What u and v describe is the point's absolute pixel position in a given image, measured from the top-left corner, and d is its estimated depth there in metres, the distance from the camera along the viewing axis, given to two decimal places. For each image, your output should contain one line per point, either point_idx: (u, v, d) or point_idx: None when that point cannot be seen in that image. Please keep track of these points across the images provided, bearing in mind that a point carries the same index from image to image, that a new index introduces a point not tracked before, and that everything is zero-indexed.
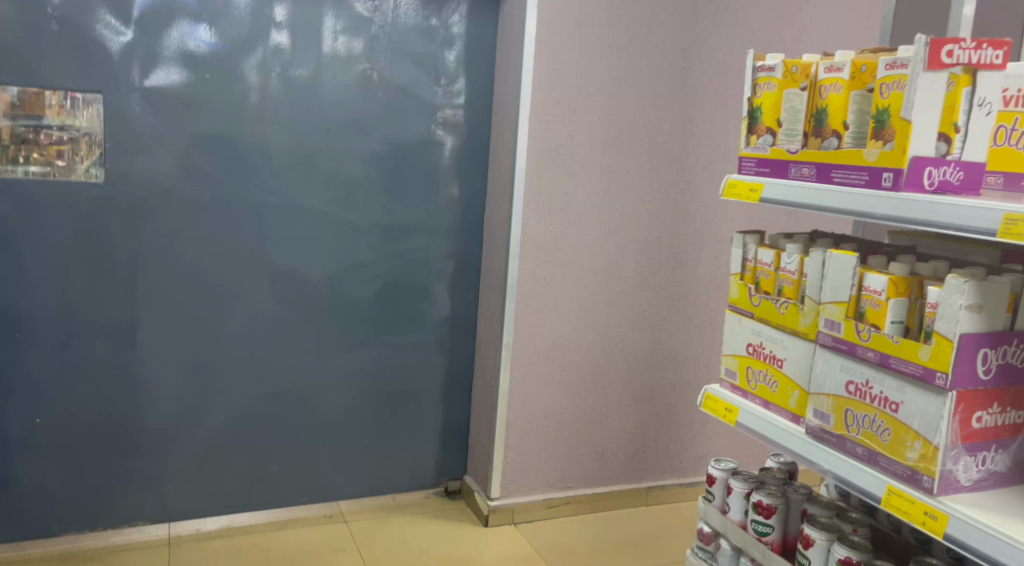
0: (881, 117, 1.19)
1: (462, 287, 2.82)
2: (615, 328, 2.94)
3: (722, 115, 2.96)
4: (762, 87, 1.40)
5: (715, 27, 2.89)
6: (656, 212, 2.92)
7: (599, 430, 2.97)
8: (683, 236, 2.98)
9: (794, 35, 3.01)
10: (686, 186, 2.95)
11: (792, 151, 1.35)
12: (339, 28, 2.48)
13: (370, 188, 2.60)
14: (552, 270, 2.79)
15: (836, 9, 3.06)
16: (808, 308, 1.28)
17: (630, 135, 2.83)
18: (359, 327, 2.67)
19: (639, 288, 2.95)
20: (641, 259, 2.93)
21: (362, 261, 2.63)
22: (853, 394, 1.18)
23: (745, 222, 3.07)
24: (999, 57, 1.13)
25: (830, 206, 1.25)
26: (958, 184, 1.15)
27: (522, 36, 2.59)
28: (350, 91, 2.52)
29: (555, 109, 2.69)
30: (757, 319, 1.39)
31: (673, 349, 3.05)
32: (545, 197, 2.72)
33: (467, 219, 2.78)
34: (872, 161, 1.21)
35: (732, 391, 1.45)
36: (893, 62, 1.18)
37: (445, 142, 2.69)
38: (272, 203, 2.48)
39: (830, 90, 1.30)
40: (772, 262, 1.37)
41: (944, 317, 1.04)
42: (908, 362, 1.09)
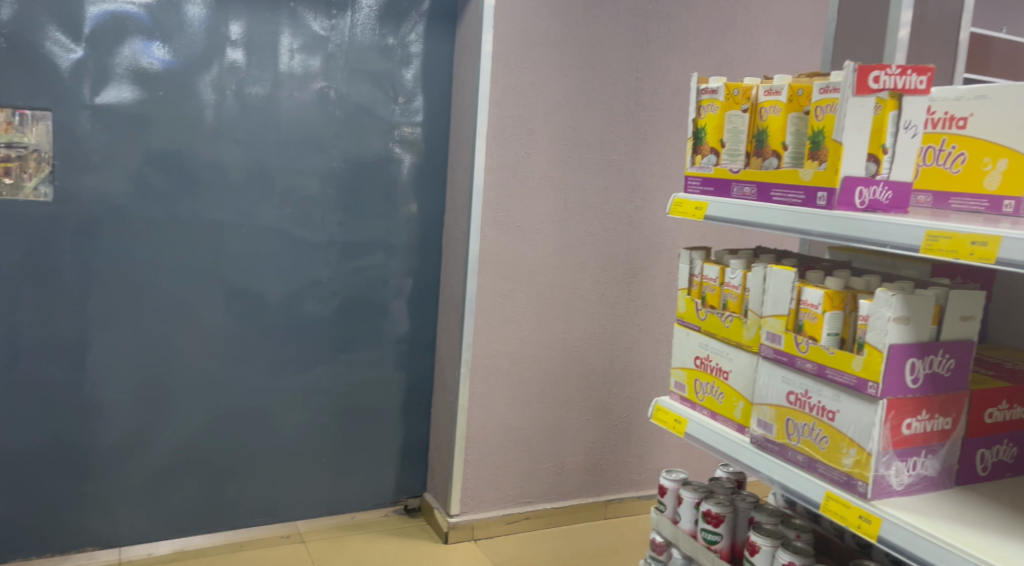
0: (816, 138, 1.24)
1: (422, 304, 2.83)
2: (572, 343, 2.98)
3: (674, 133, 3.04)
4: (706, 109, 1.45)
5: (667, 48, 2.97)
6: (612, 229, 2.98)
7: (557, 444, 3.01)
8: (638, 252, 3.04)
9: (743, 56, 3.11)
10: (641, 204, 3.02)
11: (735, 171, 1.40)
12: (296, 46, 2.50)
13: (328, 206, 2.61)
14: (510, 286, 2.83)
15: (783, 32, 3.17)
16: (751, 321, 1.33)
17: (585, 153, 2.89)
18: (317, 344, 2.67)
19: (596, 303, 3.00)
20: (597, 274, 2.99)
21: (319, 278, 2.64)
22: (793, 404, 1.23)
23: (698, 238, 3.15)
24: (922, 83, 1.19)
25: (771, 223, 1.30)
26: (888, 204, 1.21)
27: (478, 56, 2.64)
28: (307, 109, 2.53)
29: (511, 128, 2.74)
30: (704, 332, 1.43)
31: (630, 363, 3.10)
32: (502, 215, 2.77)
33: (426, 236, 2.80)
34: (808, 181, 1.26)
35: (682, 403, 1.50)
36: (826, 86, 1.24)
37: (403, 159, 2.71)
38: (228, 221, 2.47)
39: (769, 112, 1.35)
40: (717, 277, 1.41)
41: (874, 329, 1.10)
42: (842, 372, 1.14)
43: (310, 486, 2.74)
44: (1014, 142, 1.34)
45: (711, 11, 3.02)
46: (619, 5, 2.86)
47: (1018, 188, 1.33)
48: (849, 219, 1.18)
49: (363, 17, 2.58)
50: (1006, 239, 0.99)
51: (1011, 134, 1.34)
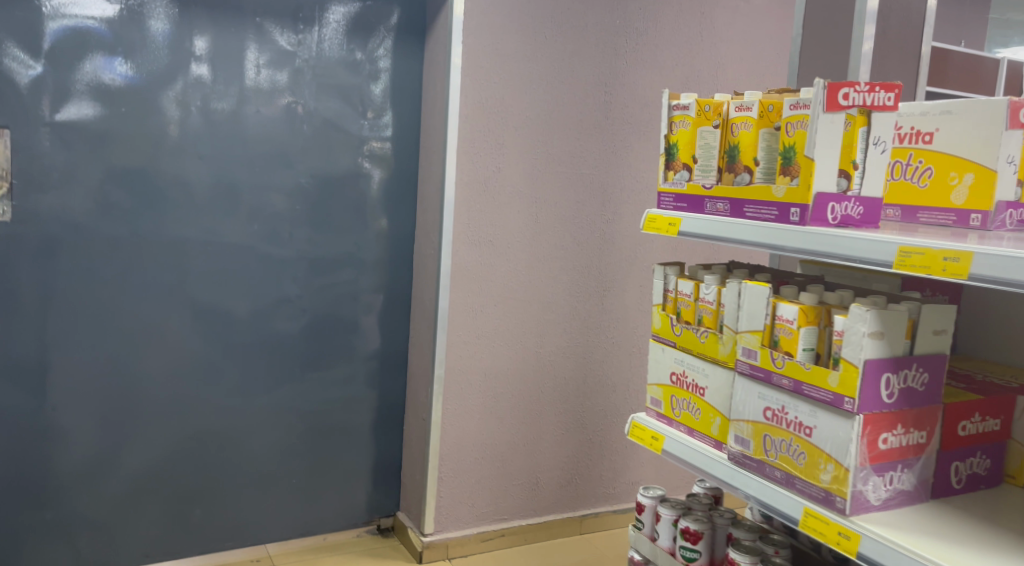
0: (788, 154, 1.23)
1: (393, 320, 2.81)
2: (546, 358, 2.98)
3: (644, 147, 3.05)
4: (677, 125, 1.45)
5: (635, 63, 2.99)
6: (583, 243, 2.98)
7: (532, 460, 3.00)
8: (610, 265, 3.05)
9: (711, 71, 3.14)
10: (612, 217, 3.02)
11: (707, 187, 1.41)
12: (262, 61, 2.47)
13: (296, 222, 2.58)
14: (482, 301, 2.82)
15: (749, 46, 3.21)
16: (727, 336, 1.33)
17: (556, 168, 2.90)
18: (287, 363, 2.63)
19: (569, 317, 3.00)
20: (570, 288, 2.99)
21: (288, 295, 2.60)
22: (770, 420, 1.23)
23: (670, 251, 3.16)
24: (890, 100, 1.20)
25: (745, 239, 1.29)
26: (859, 218, 1.22)
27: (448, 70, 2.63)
28: (273, 124, 2.50)
29: (482, 143, 2.74)
30: (679, 348, 1.43)
31: (603, 376, 3.10)
32: (473, 230, 2.76)
33: (397, 252, 2.78)
34: (781, 198, 1.25)
35: (658, 420, 1.49)
36: (796, 102, 1.23)
37: (372, 175, 2.69)
38: (194, 239, 2.43)
39: (740, 128, 1.36)
40: (691, 292, 1.41)
41: (850, 344, 1.10)
42: (818, 388, 1.14)
43: (281, 507, 2.69)
44: (981, 156, 1.35)
45: (678, 25, 3.05)
46: (587, 20, 2.88)
47: (985, 201, 1.34)
48: (824, 234, 1.16)
49: (330, 32, 2.56)
50: (977, 254, 0.99)
51: (976, 149, 1.35)
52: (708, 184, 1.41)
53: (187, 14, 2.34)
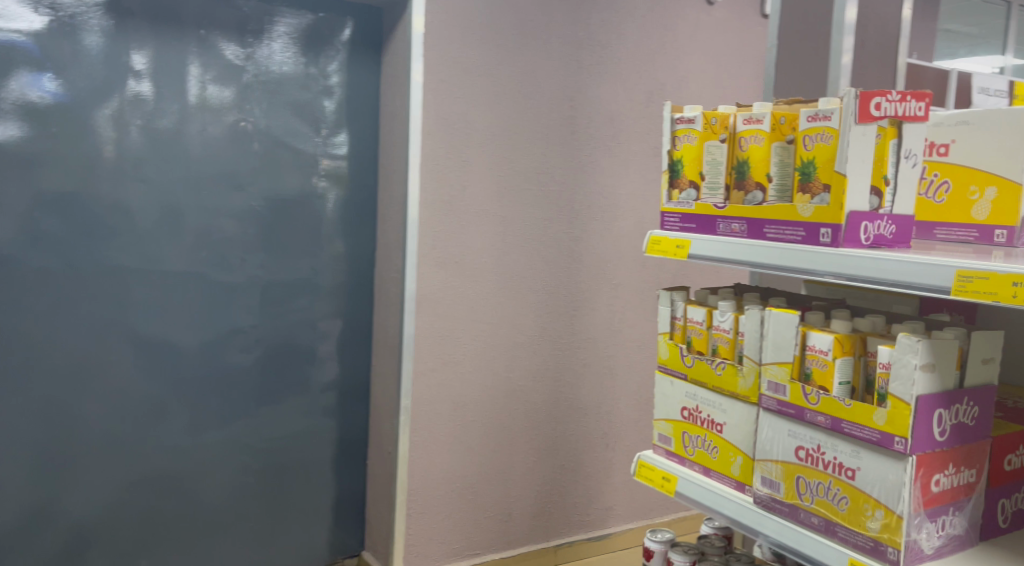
0: (807, 170, 1.14)
1: (353, 347, 2.61)
2: (515, 383, 2.84)
3: (610, 162, 2.96)
4: (681, 140, 1.35)
5: (600, 76, 2.90)
6: (551, 262, 2.87)
7: (504, 490, 2.86)
8: (579, 284, 2.94)
9: (674, 84, 3.07)
10: (579, 235, 2.92)
11: (719, 207, 1.30)
12: (207, 76, 2.28)
13: (248, 247, 2.39)
14: (448, 326, 2.68)
15: (711, 58, 3.14)
16: (748, 369, 1.22)
17: (522, 185, 2.78)
18: (240, 397, 2.42)
19: (538, 340, 2.88)
20: (539, 309, 2.86)
21: (240, 326, 2.40)
22: (804, 460, 1.12)
23: (638, 268, 3.06)
24: (921, 109, 1.12)
25: (769, 263, 1.18)
26: (891, 238, 1.13)
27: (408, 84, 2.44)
28: (220, 144, 2.31)
29: (445, 160, 2.62)
30: (691, 381, 1.32)
31: (574, 400, 2.98)
32: (439, 250, 2.64)
33: (355, 275, 2.59)
34: (807, 217, 1.14)
35: (668, 458, 1.38)
36: (815, 113, 1.13)
37: (328, 195, 2.51)
38: (135, 267, 2.23)
39: (751, 142, 1.26)
40: (703, 320, 1.30)
41: (899, 379, 1.00)
42: (862, 427, 1.04)
43: (235, 555, 2.47)
44: (1002, 168, 1.27)
45: (641, 38, 2.97)
46: (549, 33, 2.79)
47: (1009, 217, 1.27)
48: (861, 258, 1.06)
49: (280, 45, 2.39)
50: None
51: (999, 162, 1.27)
52: (719, 203, 1.30)
53: (124, 27, 2.16)
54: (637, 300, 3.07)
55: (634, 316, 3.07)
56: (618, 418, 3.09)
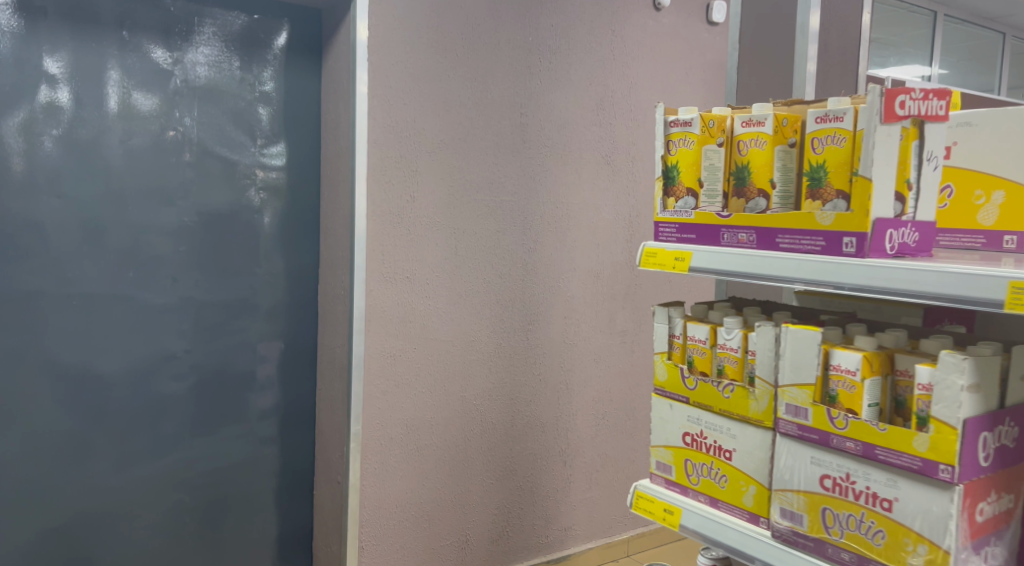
0: (817, 175, 1.13)
1: (297, 371, 2.31)
2: (471, 403, 2.71)
3: (563, 171, 2.86)
4: (676, 144, 1.25)
5: (551, 82, 2.80)
6: (506, 274, 2.75)
7: (460, 516, 2.71)
8: (535, 297, 2.82)
9: (623, 90, 2.99)
10: (533, 246, 2.80)
11: (723, 216, 1.18)
12: (130, 82, 2.00)
13: (179, 267, 2.09)
14: (400, 346, 2.54)
15: (660, 64, 3.08)
16: (762, 391, 1.12)
17: (474, 194, 2.65)
18: (171, 432, 2.12)
19: (493, 356, 2.75)
20: (493, 324, 2.74)
21: (171, 351, 2.10)
22: (830, 490, 1.03)
23: (593, 279, 2.97)
24: (943, 108, 1.04)
25: (785, 277, 1.07)
26: (914, 246, 1.05)
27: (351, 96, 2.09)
28: (145, 157, 2.02)
29: (394, 170, 2.48)
30: (693, 405, 1.22)
31: (531, 417, 2.86)
32: (389, 264, 2.50)
33: (299, 292, 2.29)
34: (828, 225, 1.05)
35: (669, 488, 1.27)
36: (823, 115, 1.13)
37: (266, 209, 2.22)
38: (49, 292, 1.94)
39: (750, 145, 1.20)
40: (707, 338, 1.21)
41: (942, 401, 0.91)
42: (900, 454, 0.95)
43: None
44: (1008, 172, 1.22)
45: (590, 43, 2.89)
46: (498, 37, 2.67)
47: (1016, 223, 1.22)
48: (891, 269, 0.98)
49: (212, 48, 2.10)
50: None
51: (1005, 164, 1.22)
52: (721, 211, 1.21)
53: (35, 28, 1.88)
54: (593, 312, 2.98)
55: (590, 328, 2.98)
56: (575, 434, 2.98)
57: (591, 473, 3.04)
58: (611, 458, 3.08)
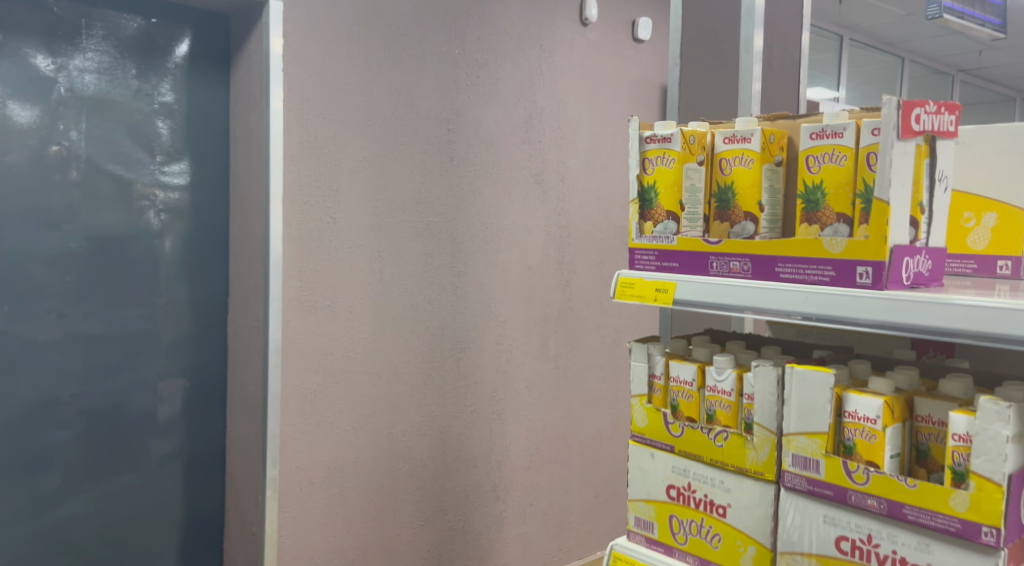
0: (814, 196, 1.02)
1: (205, 412, 2.06)
2: (399, 439, 2.51)
3: (493, 190, 2.71)
4: (654, 162, 1.13)
5: (478, 97, 2.66)
6: (435, 299, 2.57)
7: (388, 562, 2.50)
8: (465, 323, 2.66)
9: (552, 106, 2.87)
10: (463, 269, 2.64)
11: (712, 241, 1.06)
12: (4, 90, 1.73)
13: (65, 299, 1.82)
14: (321, 381, 2.33)
15: (589, 81, 2.99)
16: (762, 439, 0.99)
17: (399, 215, 2.47)
18: (56, 487, 1.84)
19: (422, 388, 2.56)
20: (422, 353, 2.56)
21: (56, 395, 1.83)
22: (849, 553, 0.92)
23: (524, 303, 2.83)
24: (953, 124, 0.95)
25: (790, 311, 0.95)
26: (927, 275, 0.95)
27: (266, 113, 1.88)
28: (22, 175, 1.76)
29: (313, 189, 2.28)
30: (679, 454, 1.08)
31: (462, 451, 2.68)
32: (308, 292, 2.28)
33: (207, 323, 2.05)
34: (838, 253, 0.93)
35: (651, 548, 1.13)
36: (819, 130, 1.02)
37: (166, 233, 1.97)
38: None
39: (734, 164, 1.09)
40: (694, 379, 1.07)
41: (984, 454, 0.81)
42: (934, 513, 0.84)
43: None
44: (999, 193, 1.14)
45: (518, 57, 2.77)
46: (423, 49, 2.51)
47: (1012, 246, 1.14)
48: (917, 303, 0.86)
49: (102, 54, 1.85)
50: None
51: (996, 184, 1.14)
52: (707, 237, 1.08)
53: None
54: (524, 337, 2.84)
55: (522, 355, 2.83)
56: (509, 467, 2.82)
57: (525, 507, 2.88)
58: (545, 490, 2.93)
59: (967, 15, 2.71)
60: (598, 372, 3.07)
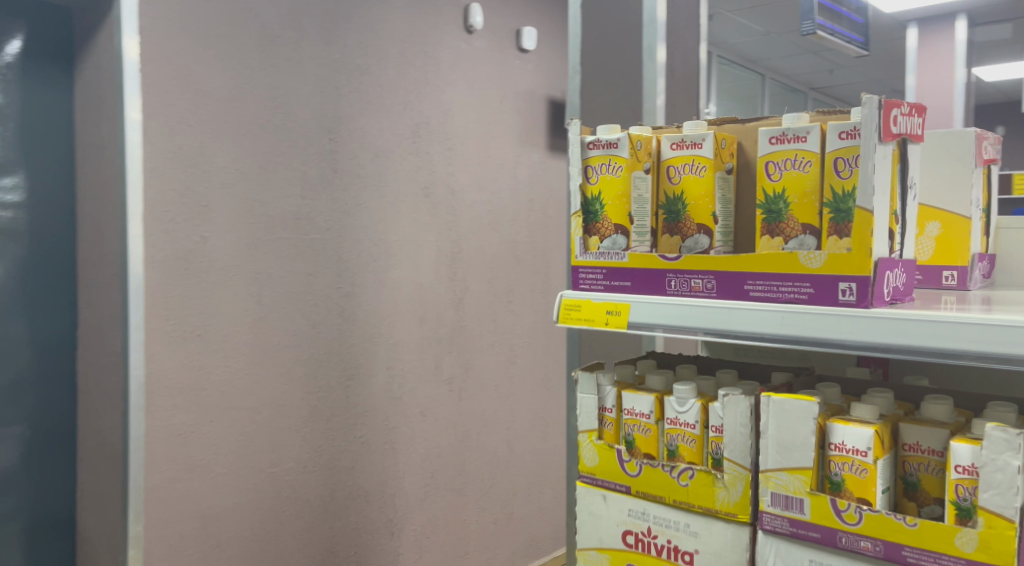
0: (777, 205, 0.93)
1: (51, 464, 1.78)
2: (283, 479, 2.28)
3: (380, 205, 2.53)
4: (597, 170, 1.02)
5: (361, 105, 2.48)
6: (319, 324, 2.37)
7: None
8: (352, 347, 2.46)
9: (438, 117, 2.73)
10: (349, 289, 2.45)
11: (670, 256, 0.95)
12: None
13: None
14: (193, 420, 2.07)
15: (475, 90, 2.87)
16: (734, 477, 0.89)
17: (278, 233, 2.26)
18: None
19: (307, 421, 2.34)
20: (306, 383, 2.34)
21: None
22: None
23: (416, 323, 2.66)
24: (922, 127, 0.89)
25: (766, 333, 0.85)
26: (903, 290, 0.87)
27: (120, 124, 1.62)
28: None
29: (179, 205, 2.03)
30: (637, 496, 0.97)
31: (353, 487, 2.48)
32: (175, 321, 2.03)
33: (52, 362, 1.76)
34: (816, 268, 0.84)
35: None
36: (780, 134, 0.93)
37: None
38: None
39: (684, 172, 1.00)
40: (651, 411, 0.97)
41: (993, 487, 0.74)
42: (939, 555, 0.76)
43: None
44: (943, 202, 1.11)
45: (403, 64, 2.61)
46: (301, 52, 2.31)
47: (954, 255, 1.10)
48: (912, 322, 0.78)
49: None
50: None
51: (940, 193, 1.11)
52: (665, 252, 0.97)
53: None
54: (416, 360, 2.67)
55: (414, 379, 2.66)
56: (403, 500, 2.64)
57: (421, 541, 2.70)
58: (440, 521, 2.77)
59: (837, 31, 2.49)
60: (493, 392, 2.94)
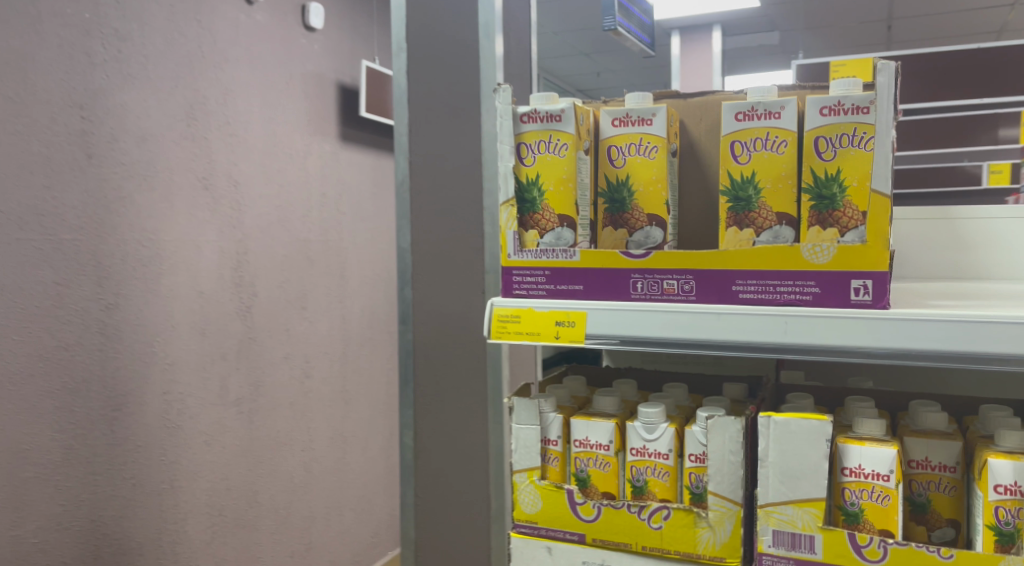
0: (748, 191, 0.79)
1: None
2: (28, 543, 1.74)
3: (149, 199, 2.05)
4: (533, 150, 0.84)
5: (122, 77, 1.96)
6: (74, 346, 1.83)
7: None
8: (119, 372, 1.96)
9: (217, 97, 2.29)
10: (111, 301, 1.93)
11: (634, 255, 0.83)
12: None
13: None
14: None
15: (258, 70, 2.46)
16: (720, 515, 0.75)
17: (13, 232, 1.69)
18: None
19: (61, 465, 1.80)
20: (58, 419, 1.80)
21: None
22: None
23: (197, 338, 2.23)
24: None
25: (769, 340, 0.77)
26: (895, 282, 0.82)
27: None
28: None
29: None
30: (594, 545, 0.80)
31: (123, 540, 1.99)
32: None
33: None
34: (822, 264, 0.77)
35: None
36: (747, 109, 0.79)
37: None
38: None
39: (629, 153, 0.83)
40: (610, 442, 0.79)
41: None
42: None
43: None
44: None
45: (171, 32, 2.12)
46: (37, 3, 1.74)
47: None
48: (937, 323, 0.73)
49: None
50: None
51: None
52: (628, 250, 0.83)
53: None
54: (198, 382, 2.23)
55: (196, 404, 2.22)
56: (186, 547, 2.20)
57: None
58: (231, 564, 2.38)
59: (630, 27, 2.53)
60: (287, 411, 2.61)
